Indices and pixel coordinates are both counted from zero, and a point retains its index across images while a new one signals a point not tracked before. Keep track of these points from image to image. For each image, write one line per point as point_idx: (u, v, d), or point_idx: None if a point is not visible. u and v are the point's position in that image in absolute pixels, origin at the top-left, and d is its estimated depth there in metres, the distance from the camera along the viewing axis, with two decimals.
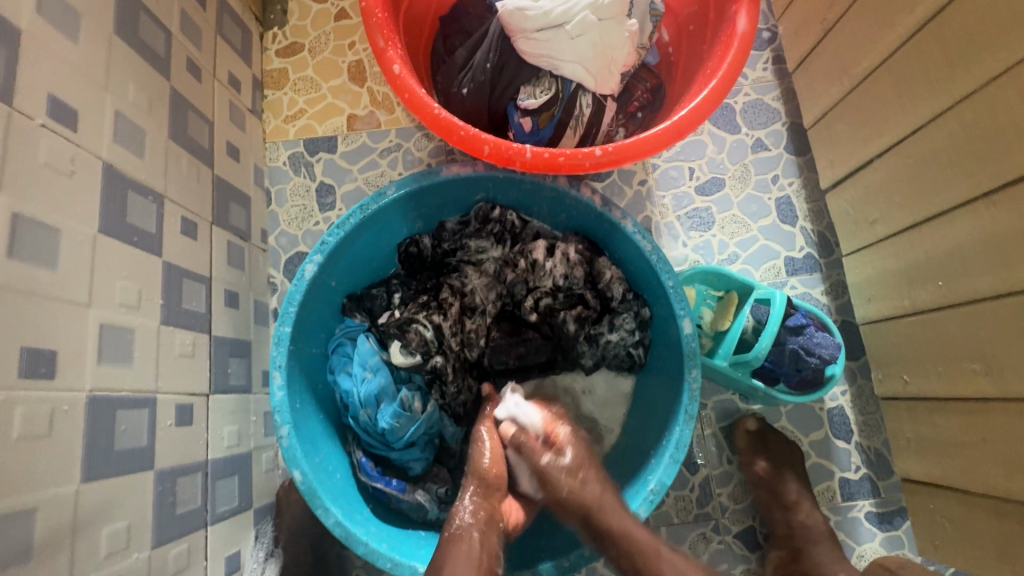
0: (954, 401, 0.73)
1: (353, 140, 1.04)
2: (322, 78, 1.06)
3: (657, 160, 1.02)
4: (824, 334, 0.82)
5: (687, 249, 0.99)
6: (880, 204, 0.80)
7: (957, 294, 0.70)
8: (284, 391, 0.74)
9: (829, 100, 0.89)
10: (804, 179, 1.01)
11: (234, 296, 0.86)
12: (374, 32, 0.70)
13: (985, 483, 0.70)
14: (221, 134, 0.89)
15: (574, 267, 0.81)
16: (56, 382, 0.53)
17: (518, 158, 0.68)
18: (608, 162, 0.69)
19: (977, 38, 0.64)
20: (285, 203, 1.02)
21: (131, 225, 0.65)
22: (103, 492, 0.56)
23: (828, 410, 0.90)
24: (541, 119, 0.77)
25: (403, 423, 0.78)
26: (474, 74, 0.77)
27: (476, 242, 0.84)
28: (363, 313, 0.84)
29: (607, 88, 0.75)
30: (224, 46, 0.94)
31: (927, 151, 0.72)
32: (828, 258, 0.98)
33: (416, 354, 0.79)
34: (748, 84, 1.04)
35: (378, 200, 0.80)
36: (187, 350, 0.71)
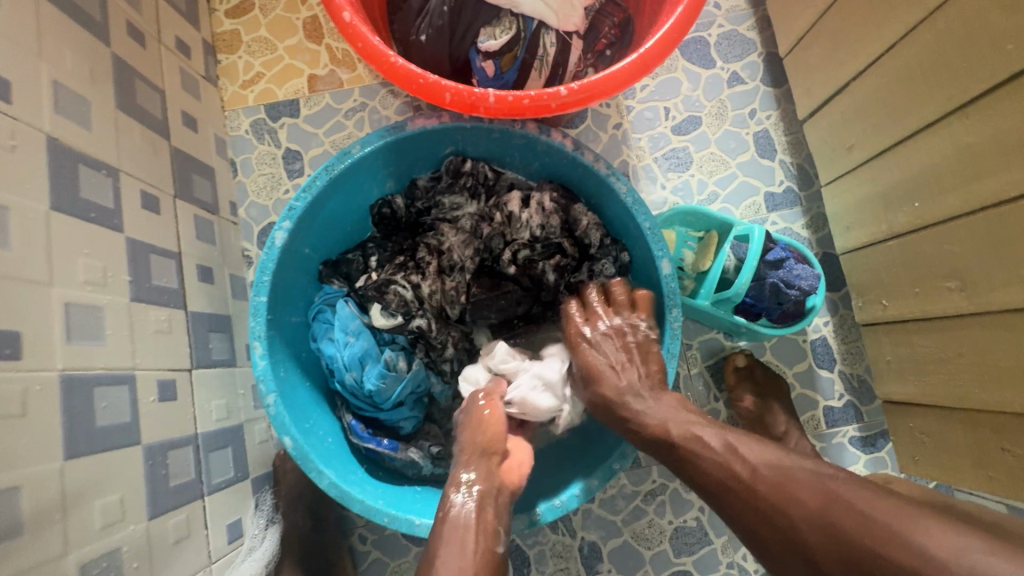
0: (931, 319, 0.73)
1: (316, 102, 1.00)
2: (277, 38, 1.01)
3: (631, 102, 0.99)
4: (804, 266, 0.82)
5: (665, 191, 0.98)
6: (857, 129, 0.79)
7: (931, 214, 0.70)
8: (267, 360, 0.73)
9: (804, 23, 0.86)
10: (782, 111, 0.99)
11: (208, 271, 0.84)
12: None
13: (961, 397, 0.71)
14: (175, 102, 0.85)
15: (550, 216, 0.80)
16: (25, 362, 0.52)
17: (482, 103, 0.66)
18: (576, 101, 0.66)
19: None
20: (252, 173, 0.98)
21: (85, 200, 0.62)
22: (91, 468, 0.56)
23: (811, 341, 0.92)
24: (504, 62, 0.72)
25: (390, 383, 0.77)
26: (431, 19, 0.73)
27: (451, 199, 0.84)
28: (341, 279, 0.83)
29: (570, 24, 0.72)
30: (168, 8, 0.89)
31: (902, 66, 0.70)
32: (807, 191, 0.97)
33: (397, 315, 0.79)
34: (722, 14, 1.00)
35: (344, 159, 0.77)
36: (163, 326, 0.70)
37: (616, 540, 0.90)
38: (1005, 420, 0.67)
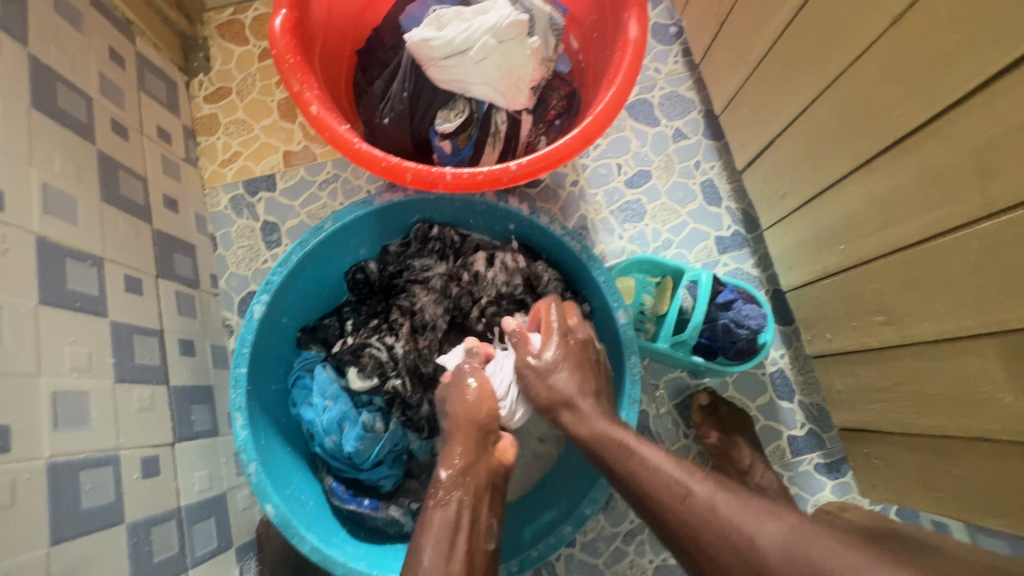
0: (868, 351, 0.78)
1: (291, 176, 1.06)
2: (253, 119, 1.09)
3: (585, 160, 1.07)
4: (751, 306, 0.90)
5: (623, 241, 1.05)
6: (787, 179, 0.87)
7: (854, 255, 0.76)
8: (247, 430, 0.76)
9: (732, 85, 0.95)
10: (724, 161, 1.08)
11: (189, 344, 0.88)
12: (288, 76, 0.74)
13: (900, 421, 0.76)
14: (156, 187, 0.91)
15: (513, 275, 0.86)
16: (13, 454, 0.55)
17: (441, 181, 0.72)
18: (524, 175, 0.74)
19: (837, 23, 0.68)
20: (232, 245, 1.04)
21: (72, 291, 0.67)
22: (75, 552, 0.59)
23: (770, 373, 0.97)
24: (460, 140, 0.79)
25: (367, 444, 0.81)
26: (393, 104, 0.81)
27: (420, 261, 0.89)
28: (319, 343, 0.88)
29: (518, 104, 0.79)
30: (149, 100, 0.96)
31: (813, 127, 0.77)
32: (753, 233, 1.05)
33: (373, 377, 0.82)
34: (662, 77, 1.10)
35: (317, 234, 0.83)
36: (146, 404, 0.74)
37: None
38: (940, 442, 0.71)
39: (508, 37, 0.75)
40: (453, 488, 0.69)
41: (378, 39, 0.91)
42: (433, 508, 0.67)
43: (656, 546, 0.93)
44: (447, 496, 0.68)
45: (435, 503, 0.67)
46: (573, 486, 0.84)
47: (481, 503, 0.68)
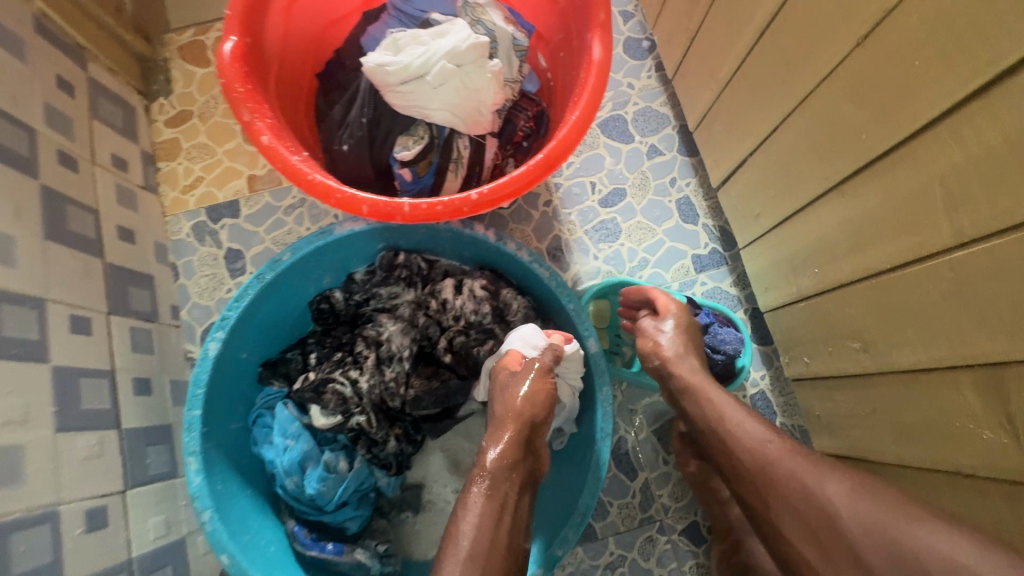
0: (846, 377, 0.75)
1: (255, 201, 1.03)
2: (215, 143, 1.05)
3: (558, 179, 1.05)
4: (727, 330, 0.88)
5: (598, 261, 1.03)
6: (760, 199, 0.84)
7: (829, 279, 0.73)
8: (201, 475, 0.72)
9: (704, 102, 0.93)
10: (699, 178, 1.05)
11: (145, 383, 0.84)
12: (238, 105, 0.71)
13: (879, 450, 0.73)
14: (110, 218, 0.87)
15: (481, 303, 0.83)
16: None
17: (399, 212, 0.69)
18: (486, 204, 0.71)
19: (804, 43, 0.66)
20: (194, 274, 1.00)
21: (8, 337, 0.63)
22: None
23: (751, 396, 0.95)
24: (420, 167, 0.76)
25: (330, 485, 0.77)
26: (352, 130, 0.79)
27: (387, 289, 0.87)
28: (281, 379, 0.84)
29: (480, 128, 0.77)
30: (104, 128, 0.92)
31: (784, 148, 0.75)
32: (731, 251, 1.03)
33: (336, 414, 0.79)
34: (636, 93, 1.08)
35: (275, 267, 0.80)
36: (94, 451, 0.70)
37: None
38: (921, 476, 0.68)
39: (467, 61, 0.72)
40: (501, 480, 0.70)
41: (339, 61, 0.89)
42: (478, 496, 0.68)
43: None
44: (493, 486, 0.69)
45: (477, 492, 0.68)
46: (562, 503, 0.82)
47: (521, 500, 0.71)
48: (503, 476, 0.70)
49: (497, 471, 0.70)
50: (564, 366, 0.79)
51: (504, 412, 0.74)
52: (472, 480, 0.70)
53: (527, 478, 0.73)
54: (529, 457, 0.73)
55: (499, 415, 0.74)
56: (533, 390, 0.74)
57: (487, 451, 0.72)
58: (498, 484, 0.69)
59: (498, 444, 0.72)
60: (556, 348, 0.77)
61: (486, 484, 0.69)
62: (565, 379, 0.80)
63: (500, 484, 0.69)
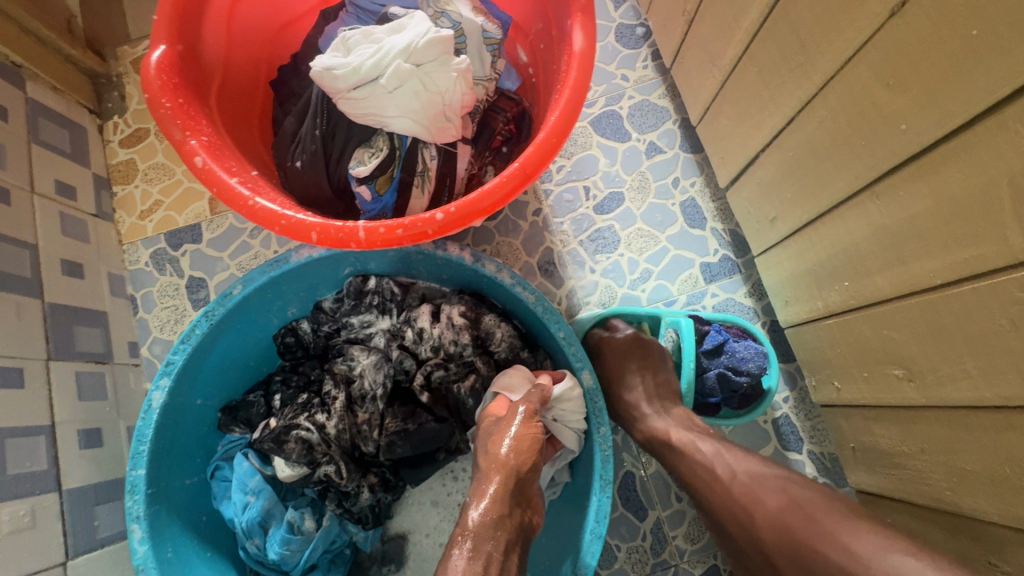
0: (886, 408, 0.64)
1: (218, 225, 0.95)
2: (174, 163, 0.97)
3: (548, 185, 0.94)
4: (745, 344, 0.80)
5: (595, 275, 0.92)
6: (776, 202, 0.73)
7: (862, 294, 0.63)
8: (147, 544, 0.64)
9: (708, 93, 0.82)
10: (705, 176, 0.94)
11: (95, 433, 0.76)
12: (167, 124, 0.62)
13: (930, 494, 0.62)
14: (53, 253, 0.80)
15: (460, 332, 0.74)
16: None
17: (354, 238, 0.60)
18: (454, 224, 0.61)
19: (823, 16, 0.55)
20: (154, 307, 0.92)
21: None
22: None
23: (773, 421, 0.85)
24: (379, 184, 0.67)
25: (295, 547, 0.69)
26: (305, 145, 0.70)
27: (358, 318, 0.78)
28: (242, 425, 0.75)
29: (447, 136, 0.67)
30: (46, 153, 0.84)
31: (802, 142, 0.64)
32: (744, 258, 0.91)
33: (302, 465, 0.71)
34: (631, 86, 0.97)
35: (225, 301, 0.71)
36: (22, 523, 0.63)
37: None
38: (984, 529, 0.57)
39: (428, 59, 0.62)
40: (484, 540, 0.57)
41: (294, 67, 0.80)
42: (461, 558, 0.55)
43: None
44: (477, 547, 0.56)
45: (460, 553, 0.56)
46: (557, 561, 0.72)
47: (510, 561, 0.57)
48: (490, 530, 0.58)
49: (480, 530, 0.57)
50: (559, 412, 0.69)
51: (487, 462, 0.63)
52: (453, 542, 0.57)
53: (517, 534, 0.59)
54: (518, 510, 0.61)
55: (482, 467, 0.63)
56: (519, 435, 0.64)
57: (469, 509, 0.60)
58: (481, 545, 0.56)
59: (482, 498, 0.60)
60: (543, 388, 0.68)
61: (468, 544, 0.56)
62: (564, 423, 0.70)
63: (484, 543, 0.57)
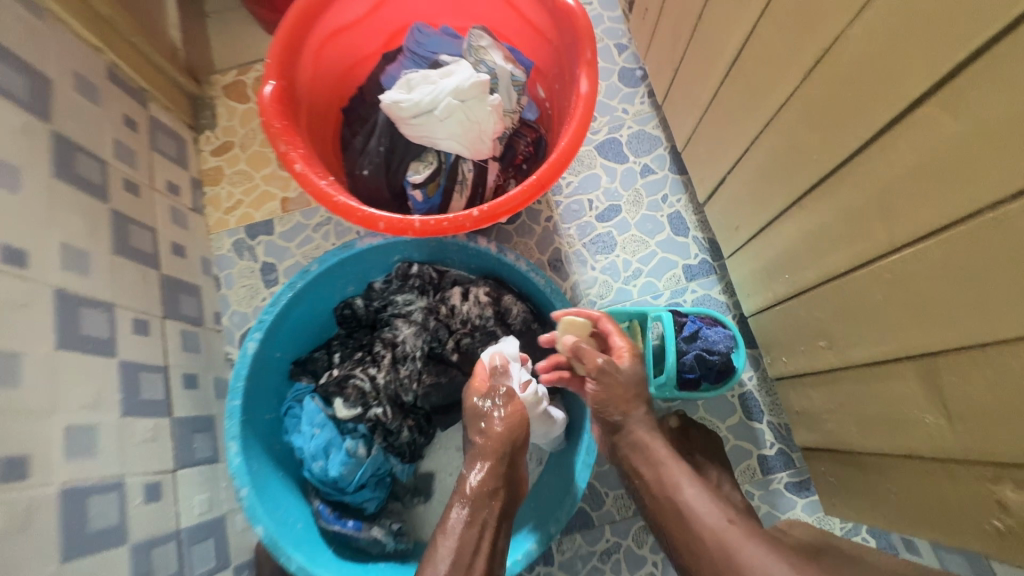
0: (817, 375, 0.82)
1: (288, 220, 1.16)
2: (254, 170, 1.19)
3: (559, 197, 1.14)
4: (714, 330, 0.95)
5: (595, 271, 1.11)
6: (739, 213, 0.92)
7: (798, 284, 0.81)
8: (240, 457, 0.83)
9: (690, 126, 1.02)
10: (689, 194, 1.14)
11: (192, 378, 0.96)
12: (275, 139, 0.83)
13: (846, 441, 0.79)
14: (166, 236, 1.01)
15: (485, 308, 0.94)
16: (30, 481, 0.61)
17: (410, 228, 0.80)
18: (485, 220, 0.81)
19: (763, 76, 0.75)
20: (234, 285, 1.13)
21: (85, 336, 0.75)
22: (82, 569, 0.64)
23: (740, 395, 1.02)
24: (429, 189, 0.87)
25: (350, 468, 0.88)
26: (372, 158, 0.91)
27: (402, 296, 0.97)
28: (309, 375, 0.95)
29: (482, 154, 0.87)
30: (161, 158, 1.06)
31: (755, 167, 0.84)
32: (719, 261, 1.10)
33: (356, 406, 0.89)
34: (630, 118, 1.18)
35: (304, 276, 0.91)
36: (149, 435, 0.81)
37: None
38: (881, 461, 0.73)
39: (470, 96, 0.83)
40: (480, 507, 0.74)
41: (361, 98, 1.02)
42: (458, 521, 0.72)
43: (631, 565, 0.97)
44: (473, 513, 0.73)
45: (458, 516, 0.73)
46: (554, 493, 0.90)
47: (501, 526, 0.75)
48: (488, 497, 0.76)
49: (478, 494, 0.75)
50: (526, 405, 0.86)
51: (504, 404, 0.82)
52: (453, 505, 0.74)
53: (507, 505, 0.77)
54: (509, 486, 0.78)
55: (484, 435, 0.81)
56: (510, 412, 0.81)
57: (467, 479, 0.77)
58: (477, 511, 0.74)
59: (479, 472, 0.77)
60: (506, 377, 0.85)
61: (467, 507, 0.74)
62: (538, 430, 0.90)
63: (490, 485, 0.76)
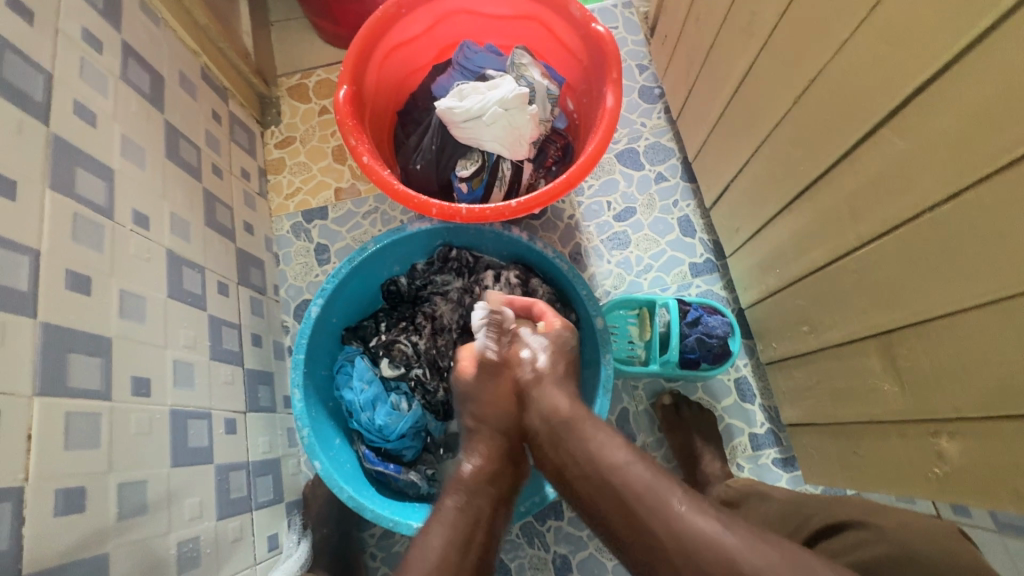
0: (801, 357, 0.95)
1: (340, 207, 1.31)
2: (312, 162, 1.35)
3: (581, 198, 1.29)
4: (714, 317, 1.08)
5: (611, 265, 1.25)
6: (740, 216, 1.06)
7: (787, 277, 0.94)
8: (303, 402, 0.97)
9: (700, 140, 1.15)
10: (698, 200, 1.28)
11: (258, 337, 1.11)
12: (347, 134, 0.98)
13: (825, 414, 0.92)
14: (240, 215, 1.16)
15: (514, 288, 1.07)
16: (151, 398, 0.76)
17: (458, 214, 0.95)
18: (522, 210, 0.95)
19: (762, 99, 0.89)
20: (291, 262, 1.28)
21: (186, 290, 0.90)
22: (183, 476, 0.78)
23: (735, 379, 1.15)
24: (474, 183, 1.03)
25: (394, 419, 1.02)
26: (425, 154, 1.06)
27: (441, 277, 1.11)
28: (358, 340, 1.10)
29: (520, 155, 1.02)
30: (236, 148, 1.22)
31: (753, 176, 0.97)
32: (722, 261, 1.24)
33: (400, 366, 1.05)
34: (647, 130, 1.32)
35: (362, 254, 1.06)
36: (229, 378, 0.96)
37: (583, 552, 1.09)
38: (851, 428, 0.86)
39: (513, 106, 0.98)
40: (475, 496, 0.74)
41: (414, 103, 1.17)
42: (452, 508, 0.72)
43: None
44: (468, 501, 0.73)
45: (453, 504, 0.73)
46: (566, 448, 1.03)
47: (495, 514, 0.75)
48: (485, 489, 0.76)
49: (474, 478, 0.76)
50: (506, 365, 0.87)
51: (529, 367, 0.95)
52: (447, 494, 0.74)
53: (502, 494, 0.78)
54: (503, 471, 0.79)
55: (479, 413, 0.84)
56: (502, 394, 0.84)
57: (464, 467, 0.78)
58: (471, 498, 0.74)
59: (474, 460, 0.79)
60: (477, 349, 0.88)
61: (461, 498, 0.74)
62: None
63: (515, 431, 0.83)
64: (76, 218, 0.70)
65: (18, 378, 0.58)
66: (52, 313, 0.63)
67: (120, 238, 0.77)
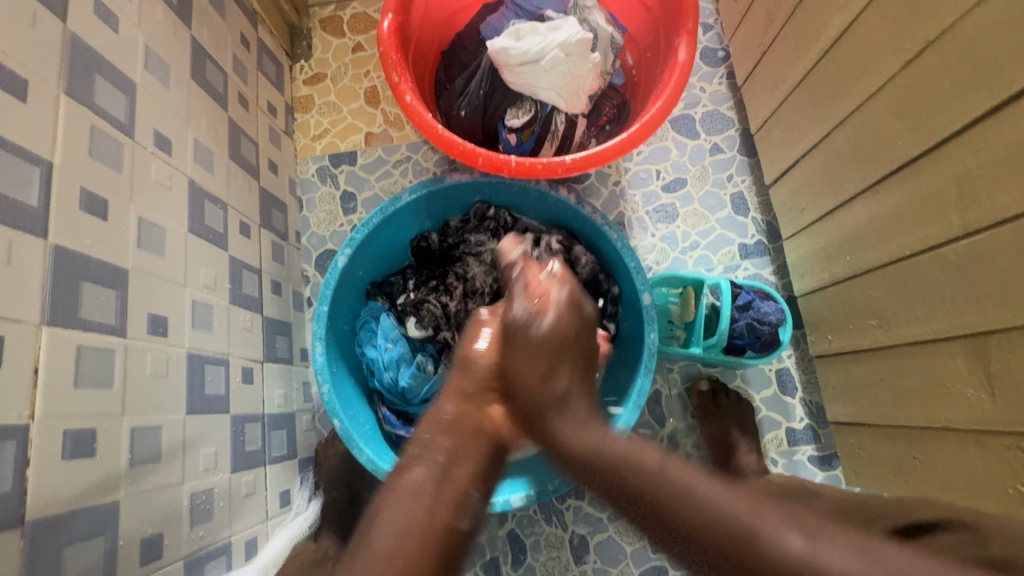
0: (862, 351, 0.88)
1: (370, 154, 1.23)
2: (342, 102, 1.25)
3: (629, 164, 1.20)
4: (768, 304, 1.01)
5: (654, 238, 1.17)
6: (808, 196, 0.97)
7: (859, 265, 0.86)
8: (324, 357, 0.92)
9: (768, 109, 1.05)
10: (754, 176, 1.18)
11: (278, 285, 1.04)
12: (390, 69, 0.88)
13: (885, 415, 0.86)
14: (264, 152, 1.08)
15: (556, 254, 0.99)
16: (168, 338, 0.69)
17: (506, 166, 0.87)
18: (577, 167, 0.87)
19: (859, 63, 0.79)
20: (315, 208, 1.20)
21: (207, 226, 0.82)
22: (198, 425, 0.73)
23: (777, 370, 1.08)
24: (524, 135, 0.95)
25: (418, 381, 0.97)
26: (470, 99, 0.97)
27: (476, 236, 1.02)
28: (384, 296, 1.03)
29: (575, 108, 0.93)
30: (263, 79, 1.13)
31: (832, 151, 0.88)
32: (775, 244, 1.15)
33: (428, 328, 0.98)
34: (707, 96, 1.22)
35: (395, 204, 0.98)
36: (248, 325, 0.90)
37: (602, 534, 1.05)
38: (915, 432, 0.80)
39: (575, 52, 0.89)
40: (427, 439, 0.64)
41: (462, 43, 1.06)
42: None
43: None
44: None
45: None
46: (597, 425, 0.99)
47: None
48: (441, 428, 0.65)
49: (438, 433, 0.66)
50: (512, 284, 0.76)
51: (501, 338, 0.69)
52: None
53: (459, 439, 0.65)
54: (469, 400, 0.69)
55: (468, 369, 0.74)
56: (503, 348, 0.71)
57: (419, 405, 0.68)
58: None
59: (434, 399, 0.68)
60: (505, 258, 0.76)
61: None
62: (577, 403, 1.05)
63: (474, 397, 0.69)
64: (94, 132, 0.62)
65: (26, 304, 0.52)
66: (64, 235, 0.56)
67: (141, 159, 0.69)
